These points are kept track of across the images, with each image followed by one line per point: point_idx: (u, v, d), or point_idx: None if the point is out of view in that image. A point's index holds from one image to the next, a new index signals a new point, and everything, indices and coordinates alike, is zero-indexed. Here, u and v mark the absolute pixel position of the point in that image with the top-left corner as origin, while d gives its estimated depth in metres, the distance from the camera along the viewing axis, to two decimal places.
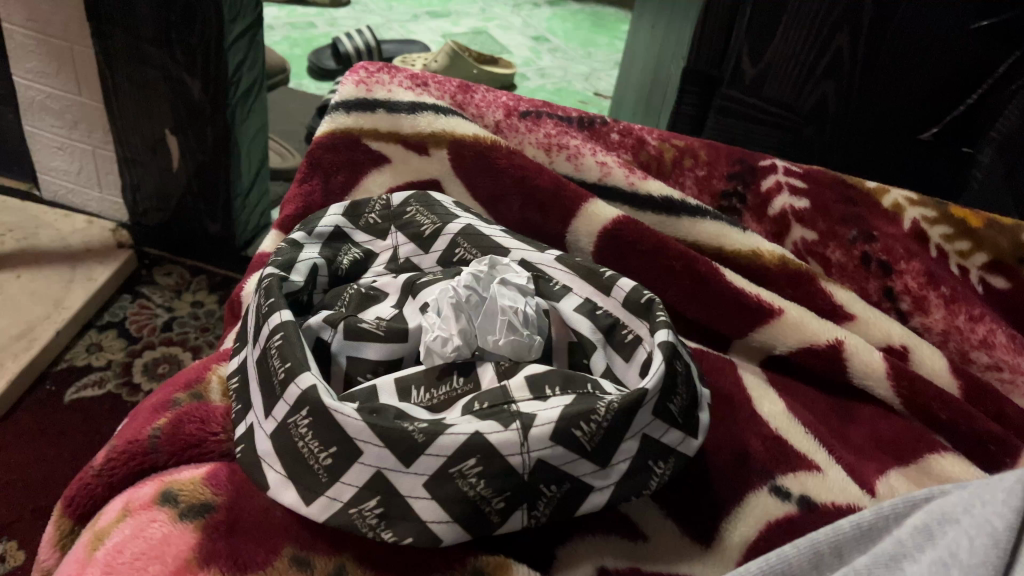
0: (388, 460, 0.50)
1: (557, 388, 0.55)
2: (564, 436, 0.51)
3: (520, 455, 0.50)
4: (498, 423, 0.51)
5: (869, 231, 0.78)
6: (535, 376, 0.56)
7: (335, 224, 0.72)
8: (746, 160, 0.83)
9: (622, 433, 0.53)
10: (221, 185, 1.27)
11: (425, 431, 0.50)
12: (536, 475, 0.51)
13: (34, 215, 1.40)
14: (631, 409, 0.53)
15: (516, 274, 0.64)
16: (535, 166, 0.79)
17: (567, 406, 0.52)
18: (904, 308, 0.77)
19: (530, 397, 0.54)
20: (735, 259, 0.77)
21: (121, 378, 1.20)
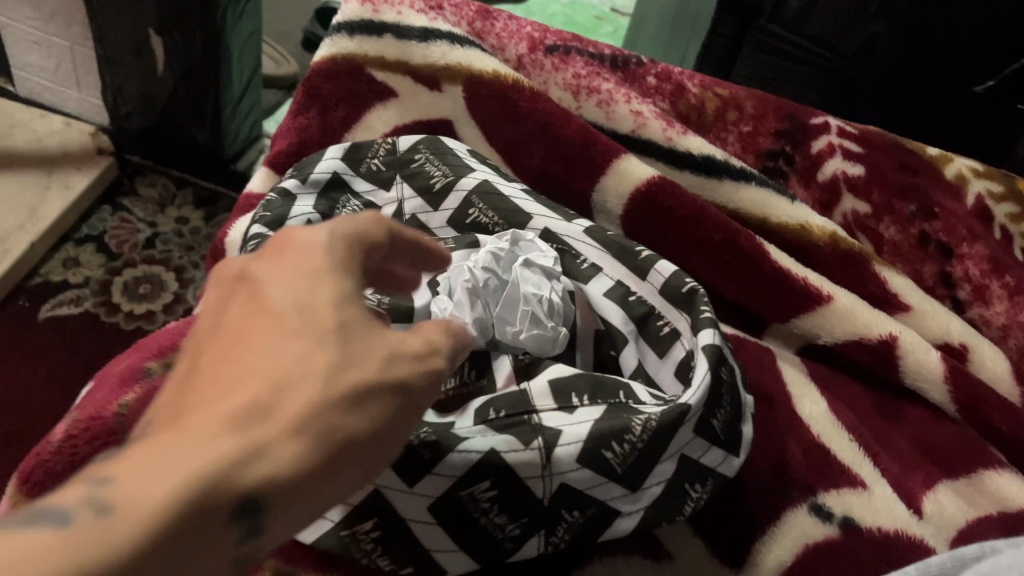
0: (387, 476, 0.42)
1: (585, 397, 0.47)
2: (592, 458, 0.44)
3: (542, 477, 0.44)
4: (516, 439, 0.44)
5: (929, 207, 0.70)
6: (560, 380, 0.48)
7: (333, 169, 0.63)
8: (796, 117, 0.74)
9: (657, 455, 0.45)
10: (210, 91, 1.16)
11: (431, 446, 0.43)
12: (557, 501, 0.44)
13: (8, 113, 1.29)
14: (670, 430, 0.45)
15: (542, 253, 0.56)
16: (562, 113, 0.70)
17: (596, 422, 0.45)
18: (962, 297, 0.69)
19: (554, 408, 0.46)
20: (779, 233, 0.68)
21: (100, 297, 1.13)
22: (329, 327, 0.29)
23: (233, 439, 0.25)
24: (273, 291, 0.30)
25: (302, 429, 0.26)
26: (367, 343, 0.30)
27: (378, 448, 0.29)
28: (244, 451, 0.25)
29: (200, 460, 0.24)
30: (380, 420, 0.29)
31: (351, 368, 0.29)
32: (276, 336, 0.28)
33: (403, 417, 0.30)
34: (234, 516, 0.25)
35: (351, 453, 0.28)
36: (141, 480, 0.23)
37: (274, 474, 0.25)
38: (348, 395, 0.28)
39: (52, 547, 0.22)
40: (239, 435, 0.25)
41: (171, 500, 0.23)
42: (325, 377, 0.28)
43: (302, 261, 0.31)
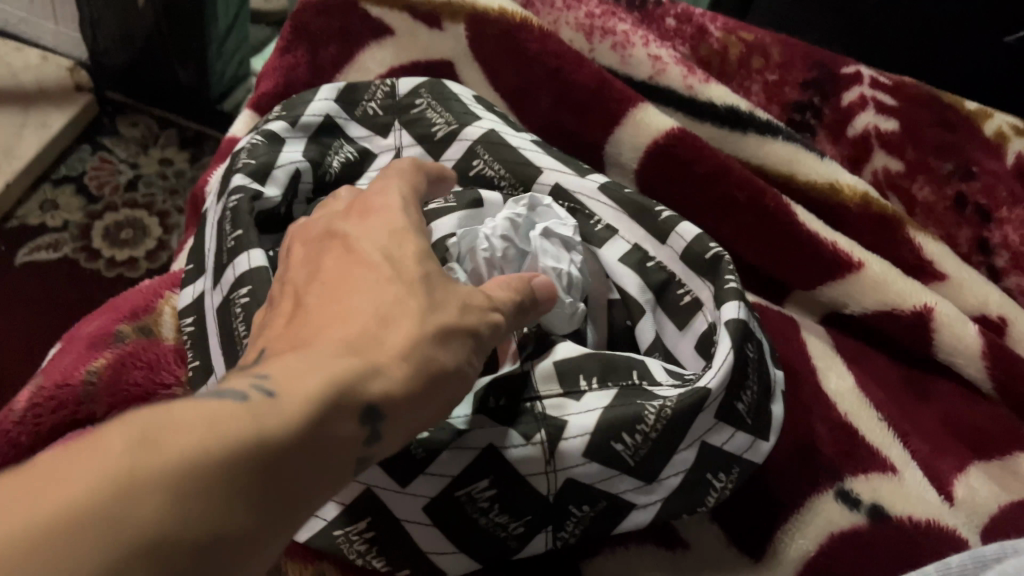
0: (379, 478, 0.38)
1: (594, 381, 0.42)
2: (600, 451, 0.39)
3: (546, 474, 0.39)
4: (517, 432, 0.40)
5: (967, 166, 0.65)
6: (565, 361, 0.43)
7: (325, 112, 0.57)
8: (828, 65, 0.69)
9: (676, 444, 0.41)
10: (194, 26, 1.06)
11: (425, 445, 0.38)
12: (564, 496, 0.40)
13: None
14: (691, 414, 0.40)
15: (561, 222, 0.51)
16: (574, 56, 0.64)
17: (606, 410, 0.40)
18: (999, 265, 0.64)
19: (559, 394, 0.42)
20: (806, 192, 0.63)
21: (80, 242, 1.09)
22: (416, 279, 0.34)
23: (356, 356, 0.29)
24: (367, 246, 0.35)
25: (407, 355, 0.30)
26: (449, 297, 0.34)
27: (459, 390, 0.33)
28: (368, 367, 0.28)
29: (338, 368, 0.27)
30: (460, 363, 0.33)
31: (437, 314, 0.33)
32: (373, 278, 0.33)
33: (472, 364, 0.34)
34: (359, 419, 0.27)
35: (441, 387, 0.32)
36: (293, 376, 0.26)
37: (389, 390, 0.29)
38: (438, 331, 0.32)
39: (236, 414, 0.24)
40: (358, 354, 0.29)
41: (322, 393, 0.26)
42: (418, 319, 0.32)
43: (388, 223, 0.37)
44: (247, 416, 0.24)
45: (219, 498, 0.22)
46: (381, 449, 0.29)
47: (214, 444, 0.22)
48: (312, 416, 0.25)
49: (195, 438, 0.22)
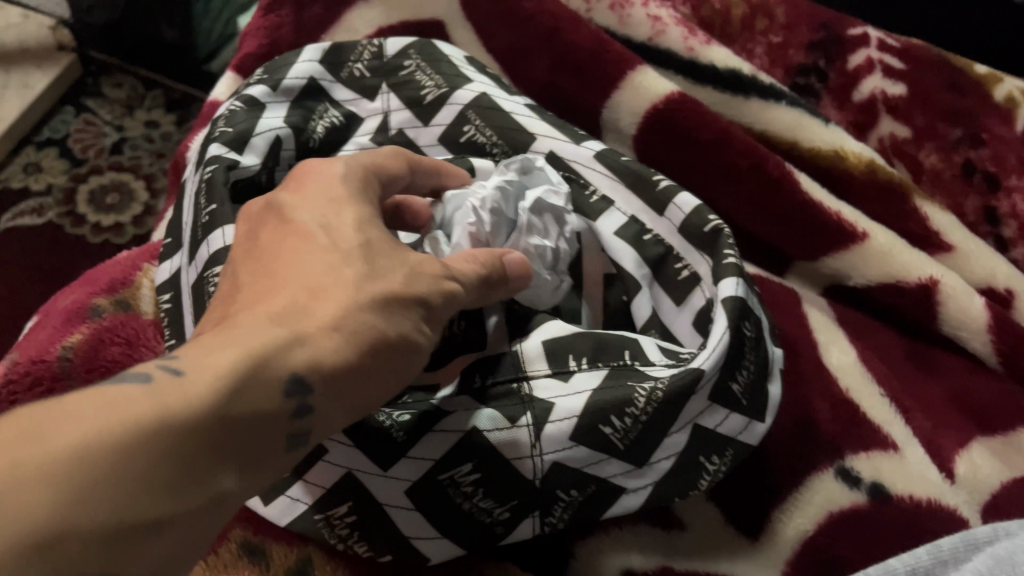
0: (360, 460, 0.37)
1: (584, 361, 0.40)
2: (587, 434, 0.38)
3: (531, 458, 0.38)
4: (502, 414, 0.38)
5: (976, 133, 0.63)
6: (555, 341, 0.42)
7: (309, 74, 0.55)
8: (833, 25, 0.66)
9: (667, 427, 0.39)
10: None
11: (407, 429, 0.37)
12: (550, 482, 0.38)
13: None
14: (683, 399, 0.39)
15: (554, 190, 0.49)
16: (571, 17, 0.61)
17: (596, 391, 0.38)
18: (1007, 235, 0.62)
19: (548, 374, 0.40)
20: (810, 160, 0.61)
21: (64, 207, 1.07)
22: (354, 251, 0.33)
23: (283, 329, 0.28)
24: (307, 217, 0.34)
25: (339, 326, 0.30)
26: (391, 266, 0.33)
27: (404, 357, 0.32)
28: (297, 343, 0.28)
29: (265, 343, 0.27)
30: (403, 334, 0.32)
31: (376, 283, 0.32)
32: (311, 250, 0.32)
33: (423, 334, 0.34)
34: (283, 395, 0.27)
35: (382, 358, 0.31)
36: (207, 356, 0.26)
37: (317, 361, 0.28)
38: (378, 299, 0.32)
39: (141, 395, 0.24)
40: (283, 327, 0.28)
41: (244, 368, 0.26)
42: (353, 291, 0.31)
43: (331, 192, 0.35)
44: (154, 399, 0.24)
45: (125, 483, 0.22)
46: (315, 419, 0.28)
47: (118, 435, 0.22)
48: (234, 390, 0.25)
49: (97, 420, 0.22)
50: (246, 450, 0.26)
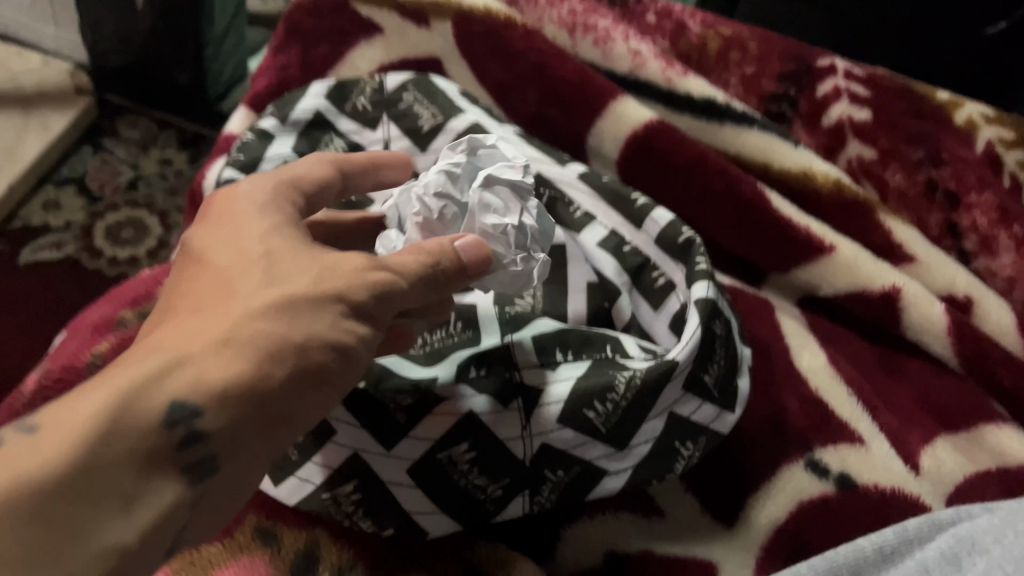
0: (365, 442, 0.42)
1: (570, 354, 0.45)
2: (573, 417, 0.42)
3: (522, 439, 0.42)
4: (495, 399, 0.43)
5: (937, 154, 0.68)
6: (544, 335, 0.46)
7: (315, 108, 0.61)
8: (803, 57, 0.71)
9: (644, 415, 0.44)
10: (190, 35, 1.05)
11: (408, 410, 0.42)
12: (539, 462, 0.43)
13: None
14: (659, 386, 0.43)
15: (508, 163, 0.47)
16: (556, 53, 0.66)
17: (581, 379, 0.43)
18: (968, 248, 0.67)
19: (536, 364, 0.44)
20: (782, 181, 0.66)
21: (82, 242, 1.11)
22: (256, 266, 0.36)
23: (158, 360, 0.31)
24: (213, 255, 0.37)
25: (230, 340, 0.32)
26: (296, 273, 0.36)
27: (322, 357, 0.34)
28: (170, 370, 0.30)
29: (140, 380, 0.30)
30: (313, 333, 0.34)
31: (274, 290, 0.35)
32: (214, 285, 0.35)
33: (348, 329, 0.36)
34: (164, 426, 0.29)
35: (291, 362, 0.33)
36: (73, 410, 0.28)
37: (198, 377, 0.30)
38: (274, 306, 0.34)
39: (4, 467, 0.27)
40: (167, 355, 0.31)
41: (115, 410, 0.28)
42: (244, 308, 0.33)
43: (241, 224, 0.38)
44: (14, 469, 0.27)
45: None
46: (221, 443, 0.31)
47: None
48: (102, 437, 0.28)
49: None
50: (131, 489, 0.28)
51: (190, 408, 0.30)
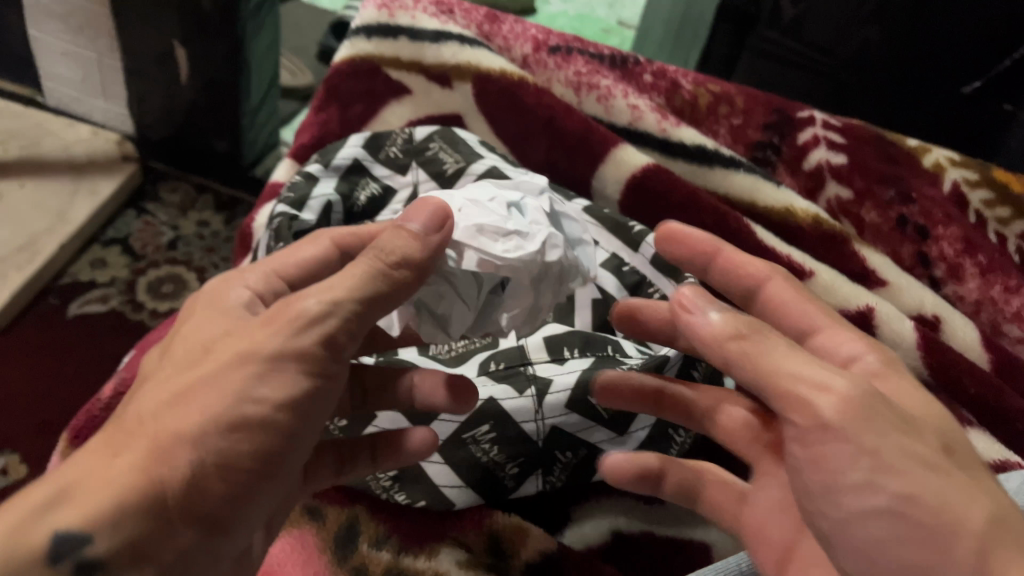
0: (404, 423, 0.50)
1: (576, 351, 0.54)
2: (579, 403, 0.50)
3: (534, 421, 0.49)
4: (512, 388, 0.50)
5: (907, 193, 0.76)
6: (552, 338, 0.55)
7: (353, 156, 0.69)
8: (784, 110, 0.80)
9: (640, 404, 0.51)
10: (228, 102, 1.13)
11: None
12: (553, 443, 0.50)
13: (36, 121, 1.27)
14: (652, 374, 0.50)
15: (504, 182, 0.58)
16: (563, 107, 0.76)
17: (584, 371, 0.50)
18: (938, 275, 0.74)
19: (547, 359, 0.53)
20: (766, 216, 0.74)
21: (127, 295, 1.15)
22: (175, 369, 0.36)
23: (47, 491, 0.31)
24: (153, 367, 0.38)
25: (123, 454, 0.32)
26: (204, 360, 0.36)
27: (239, 439, 0.34)
28: (61, 499, 0.31)
29: (28, 520, 0.30)
30: (223, 415, 0.33)
31: (181, 391, 0.34)
32: (138, 395, 0.36)
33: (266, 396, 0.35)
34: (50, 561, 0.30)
35: (203, 456, 0.33)
36: None
37: (82, 500, 0.31)
38: (178, 401, 0.34)
39: None
40: (56, 490, 0.31)
41: (8, 552, 0.30)
42: (146, 419, 0.34)
43: (189, 323, 0.39)
44: None
45: None
46: (134, 554, 0.31)
47: None
48: None
49: None
50: None
51: (80, 537, 0.30)
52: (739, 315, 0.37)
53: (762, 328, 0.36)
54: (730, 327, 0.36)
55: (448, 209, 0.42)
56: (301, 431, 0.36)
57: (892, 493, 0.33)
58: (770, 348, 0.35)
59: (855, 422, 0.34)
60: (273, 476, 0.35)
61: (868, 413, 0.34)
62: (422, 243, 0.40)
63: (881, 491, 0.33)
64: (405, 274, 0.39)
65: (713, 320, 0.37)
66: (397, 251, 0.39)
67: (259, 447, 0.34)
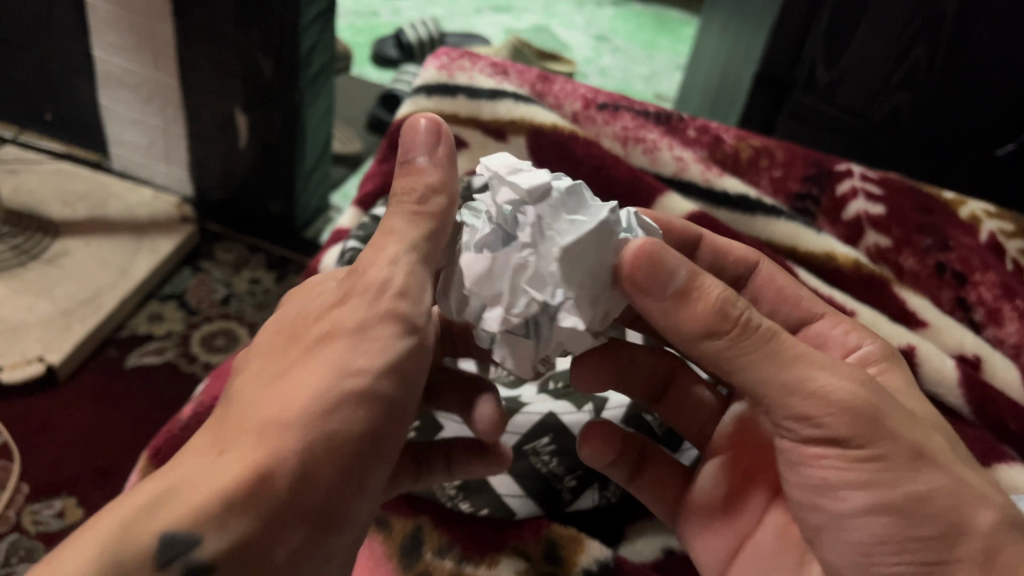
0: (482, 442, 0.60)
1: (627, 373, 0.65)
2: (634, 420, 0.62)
3: None
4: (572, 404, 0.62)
5: (944, 241, 0.79)
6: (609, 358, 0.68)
7: None
8: (822, 163, 0.84)
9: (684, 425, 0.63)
10: (285, 170, 1.11)
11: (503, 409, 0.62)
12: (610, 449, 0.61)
13: (95, 184, 1.19)
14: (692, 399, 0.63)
15: None
16: (611, 159, 0.80)
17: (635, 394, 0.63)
18: (978, 319, 0.76)
19: None
20: (807, 260, 0.77)
21: (182, 347, 1.05)
22: (256, 375, 0.40)
23: (151, 493, 0.33)
24: (233, 379, 0.42)
25: (227, 448, 0.35)
26: (283, 359, 0.40)
27: (344, 422, 0.37)
28: (171, 497, 0.32)
29: (138, 519, 0.31)
30: (324, 393, 0.37)
31: (271, 384, 0.38)
32: (227, 403, 0.39)
33: (358, 364, 0.39)
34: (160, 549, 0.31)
35: (313, 439, 0.36)
36: (66, 558, 0.30)
37: (185, 491, 0.33)
38: (278, 387, 0.38)
39: None
40: (163, 489, 0.33)
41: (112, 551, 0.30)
42: (240, 416, 0.37)
43: (255, 345, 0.43)
44: None
45: None
46: (252, 545, 0.32)
47: None
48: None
49: None
50: None
51: (189, 537, 0.31)
52: (725, 305, 0.42)
53: (750, 325, 0.42)
54: (723, 323, 0.42)
55: (439, 122, 0.44)
56: (396, 402, 0.40)
57: (900, 488, 0.41)
58: (762, 353, 0.42)
59: (856, 430, 0.41)
60: (373, 464, 0.39)
61: (866, 424, 0.41)
62: (438, 166, 0.44)
63: (888, 485, 0.41)
64: (436, 201, 0.43)
65: (704, 307, 0.42)
66: (415, 185, 0.43)
67: (352, 427, 0.38)
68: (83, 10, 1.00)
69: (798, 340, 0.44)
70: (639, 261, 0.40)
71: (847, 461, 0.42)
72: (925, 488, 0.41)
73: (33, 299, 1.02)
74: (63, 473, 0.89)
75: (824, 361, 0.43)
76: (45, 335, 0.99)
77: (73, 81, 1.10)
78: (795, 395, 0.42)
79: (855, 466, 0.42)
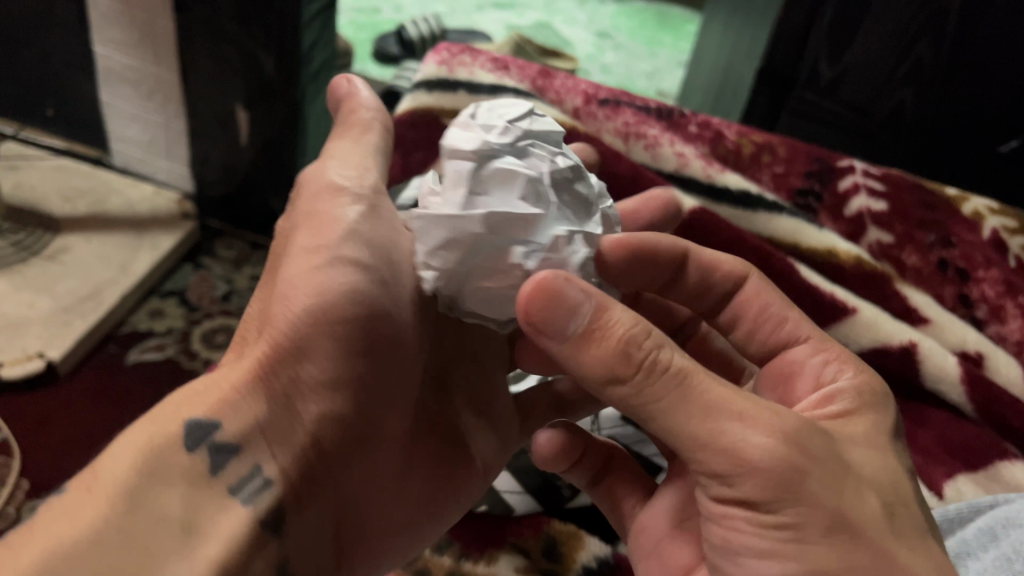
0: None
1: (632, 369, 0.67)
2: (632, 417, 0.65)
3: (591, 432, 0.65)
4: None
5: (947, 237, 0.78)
6: None
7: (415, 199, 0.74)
8: (824, 159, 0.83)
9: None
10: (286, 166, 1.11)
11: None
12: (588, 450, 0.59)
13: (96, 180, 1.19)
14: None
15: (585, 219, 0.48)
16: (613, 154, 0.79)
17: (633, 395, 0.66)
18: (980, 315, 0.76)
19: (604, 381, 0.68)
20: (808, 256, 0.77)
21: (183, 344, 1.05)
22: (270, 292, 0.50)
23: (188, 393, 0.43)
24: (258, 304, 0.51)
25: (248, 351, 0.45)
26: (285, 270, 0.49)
27: (333, 311, 0.45)
28: (196, 398, 0.42)
29: (169, 413, 0.41)
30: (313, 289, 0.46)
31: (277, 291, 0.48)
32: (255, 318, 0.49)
33: (316, 263, 0.46)
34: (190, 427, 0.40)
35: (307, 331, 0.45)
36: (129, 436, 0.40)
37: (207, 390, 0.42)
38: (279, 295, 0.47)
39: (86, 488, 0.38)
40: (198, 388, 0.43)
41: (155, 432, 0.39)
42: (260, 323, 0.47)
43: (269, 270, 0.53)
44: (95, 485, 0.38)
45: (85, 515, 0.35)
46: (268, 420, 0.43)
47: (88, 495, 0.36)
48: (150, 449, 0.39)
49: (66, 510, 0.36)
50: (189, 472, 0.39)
51: (209, 424, 0.41)
52: (628, 344, 0.38)
53: (655, 366, 0.38)
54: (623, 367, 0.38)
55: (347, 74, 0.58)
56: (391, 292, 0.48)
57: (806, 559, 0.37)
58: (665, 396, 0.38)
59: (769, 494, 0.37)
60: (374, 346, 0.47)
61: (783, 489, 0.36)
62: (366, 96, 0.56)
63: (795, 555, 0.37)
64: (369, 116, 0.55)
65: (606, 348, 0.38)
66: (350, 112, 0.55)
67: (346, 331, 0.46)
68: (83, 6, 0.99)
69: (718, 379, 0.39)
70: (536, 296, 0.38)
71: (755, 524, 0.38)
72: (838, 563, 0.37)
73: (34, 295, 1.02)
74: (63, 469, 0.89)
75: (746, 409, 0.37)
76: (46, 331, 0.98)
77: (74, 76, 1.10)
78: (704, 446, 0.37)
79: (765, 532, 0.38)
